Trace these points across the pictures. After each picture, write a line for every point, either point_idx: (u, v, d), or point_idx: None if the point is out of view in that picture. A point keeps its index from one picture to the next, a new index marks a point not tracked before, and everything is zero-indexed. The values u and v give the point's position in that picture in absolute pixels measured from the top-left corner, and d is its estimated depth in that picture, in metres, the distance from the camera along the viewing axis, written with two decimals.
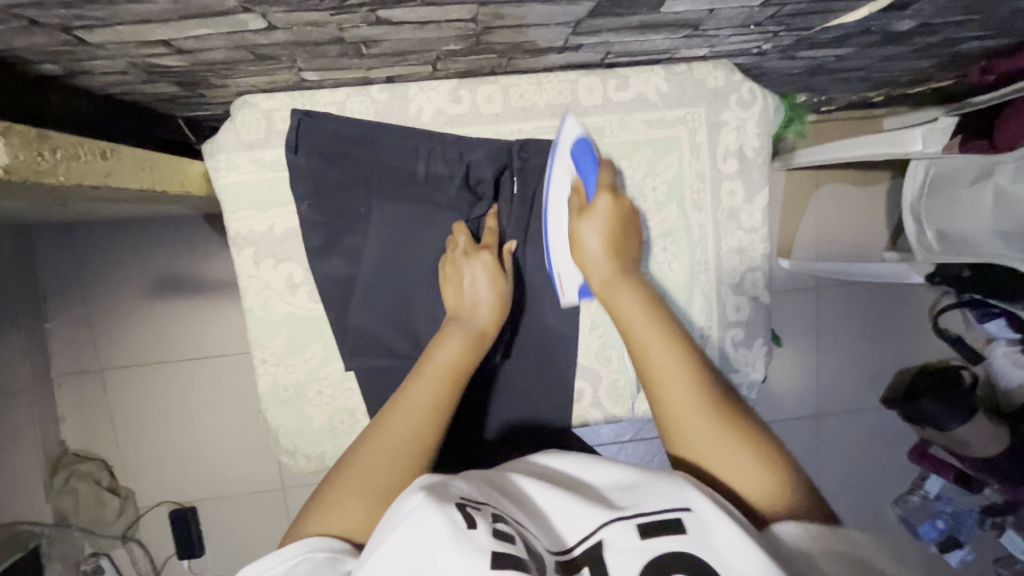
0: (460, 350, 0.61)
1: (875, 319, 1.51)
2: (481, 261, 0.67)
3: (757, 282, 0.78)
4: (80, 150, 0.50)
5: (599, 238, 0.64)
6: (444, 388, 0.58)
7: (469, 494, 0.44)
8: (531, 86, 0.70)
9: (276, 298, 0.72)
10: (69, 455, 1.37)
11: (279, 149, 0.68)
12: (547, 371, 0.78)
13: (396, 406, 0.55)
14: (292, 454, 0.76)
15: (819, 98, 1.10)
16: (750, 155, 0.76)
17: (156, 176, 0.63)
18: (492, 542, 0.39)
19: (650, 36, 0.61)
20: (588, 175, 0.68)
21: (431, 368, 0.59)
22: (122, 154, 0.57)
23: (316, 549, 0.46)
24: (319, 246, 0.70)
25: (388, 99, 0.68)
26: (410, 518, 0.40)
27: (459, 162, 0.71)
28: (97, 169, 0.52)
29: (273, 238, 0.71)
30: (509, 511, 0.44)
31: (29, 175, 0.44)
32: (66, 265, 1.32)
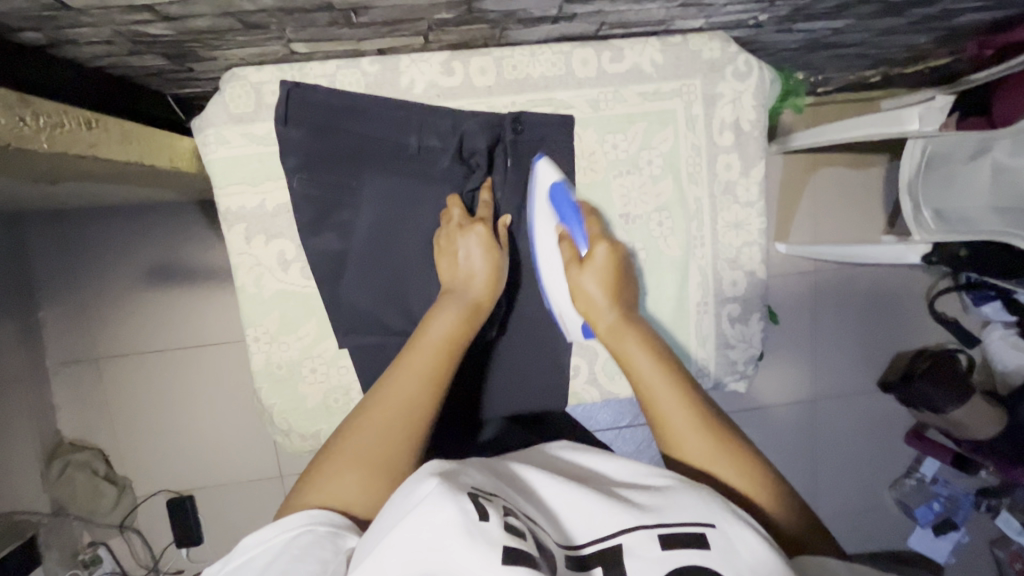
0: (457, 323, 0.61)
1: (874, 304, 1.51)
2: (474, 234, 0.67)
3: (754, 257, 0.78)
4: (65, 118, 0.49)
5: (597, 287, 0.65)
6: (440, 362, 0.57)
7: (482, 486, 0.44)
8: (524, 57, 0.69)
9: (268, 275, 0.71)
10: (65, 444, 1.37)
11: (268, 122, 0.68)
12: (544, 348, 0.78)
13: (392, 378, 0.55)
14: (286, 434, 0.76)
15: (816, 77, 1.09)
16: (747, 128, 0.75)
17: (144, 149, 0.62)
18: (504, 536, 0.39)
19: (645, 6, 0.60)
20: (575, 227, 0.69)
21: (428, 342, 0.58)
22: (107, 124, 0.56)
23: (318, 522, 0.45)
24: (310, 222, 0.69)
25: (379, 71, 0.67)
26: (422, 505, 0.40)
27: (452, 134, 0.70)
28: (83, 139, 0.51)
29: (264, 213, 0.70)
30: (520, 506, 0.44)
31: (10, 139, 0.43)
32: (60, 253, 1.31)
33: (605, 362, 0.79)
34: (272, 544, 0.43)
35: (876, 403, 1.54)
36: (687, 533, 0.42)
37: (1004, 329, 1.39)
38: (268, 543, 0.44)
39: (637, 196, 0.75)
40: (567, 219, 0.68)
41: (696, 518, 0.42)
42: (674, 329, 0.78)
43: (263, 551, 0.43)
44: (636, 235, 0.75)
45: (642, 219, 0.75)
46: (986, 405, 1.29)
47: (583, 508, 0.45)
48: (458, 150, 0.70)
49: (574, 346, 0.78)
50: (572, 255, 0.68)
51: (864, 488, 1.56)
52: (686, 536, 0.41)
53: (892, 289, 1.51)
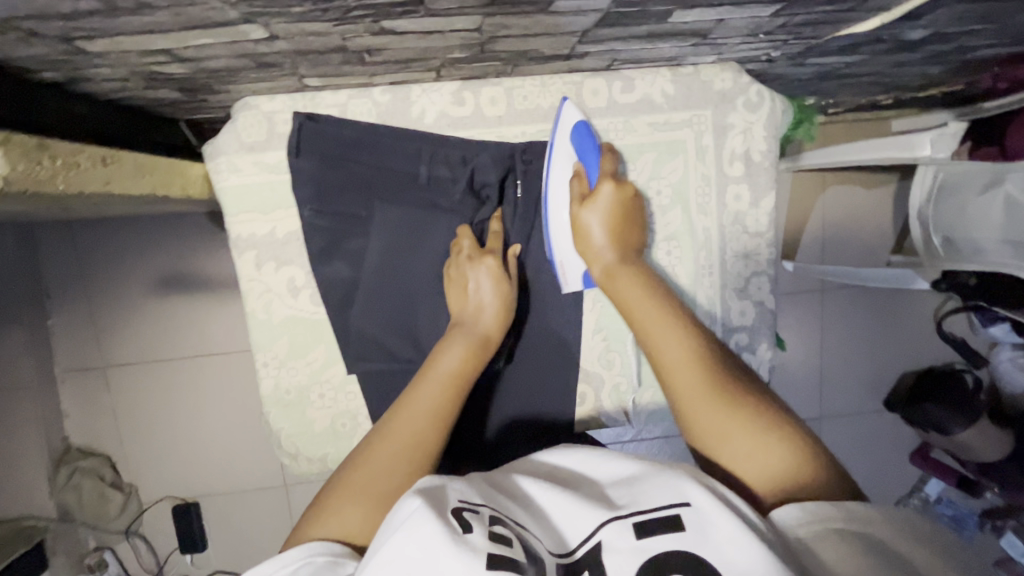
0: (464, 354, 0.61)
1: (881, 323, 1.50)
2: (484, 264, 0.67)
3: (763, 286, 0.78)
4: (79, 157, 0.50)
5: (601, 226, 0.66)
6: (449, 396, 0.58)
7: (467, 498, 0.44)
8: (536, 89, 0.69)
9: (278, 302, 0.72)
10: (73, 450, 1.39)
11: (280, 152, 0.68)
12: (550, 375, 0.78)
13: (402, 409, 0.56)
14: (294, 457, 0.76)
15: (827, 100, 1.09)
16: (757, 159, 0.75)
17: (155, 179, 0.62)
18: (489, 545, 0.40)
19: (657, 44, 0.60)
20: (591, 164, 0.69)
21: (437, 375, 0.59)
22: (121, 159, 0.57)
23: (316, 553, 0.45)
24: (320, 250, 0.70)
25: (390, 101, 0.68)
26: (407, 521, 0.41)
27: (462, 165, 0.70)
28: (96, 176, 0.52)
29: (274, 240, 0.70)
30: (510, 514, 0.44)
31: (28, 183, 0.43)
32: (70, 263, 1.32)
33: (611, 389, 0.80)
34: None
35: (881, 423, 1.53)
36: (672, 524, 0.41)
37: (1012, 351, 1.36)
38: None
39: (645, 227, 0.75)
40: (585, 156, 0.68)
41: (676, 504, 0.42)
42: None
43: None
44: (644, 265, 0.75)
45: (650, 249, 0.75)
46: (994, 429, 1.29)
47: (567, 509, 0.45)
48: (468, 180, 0.71)
49: (580, 373, 0.79)
50: (580, 192, 0.67)
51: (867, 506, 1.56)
52: (673, 527, 0.41)
53: (899, 309, 1.50)
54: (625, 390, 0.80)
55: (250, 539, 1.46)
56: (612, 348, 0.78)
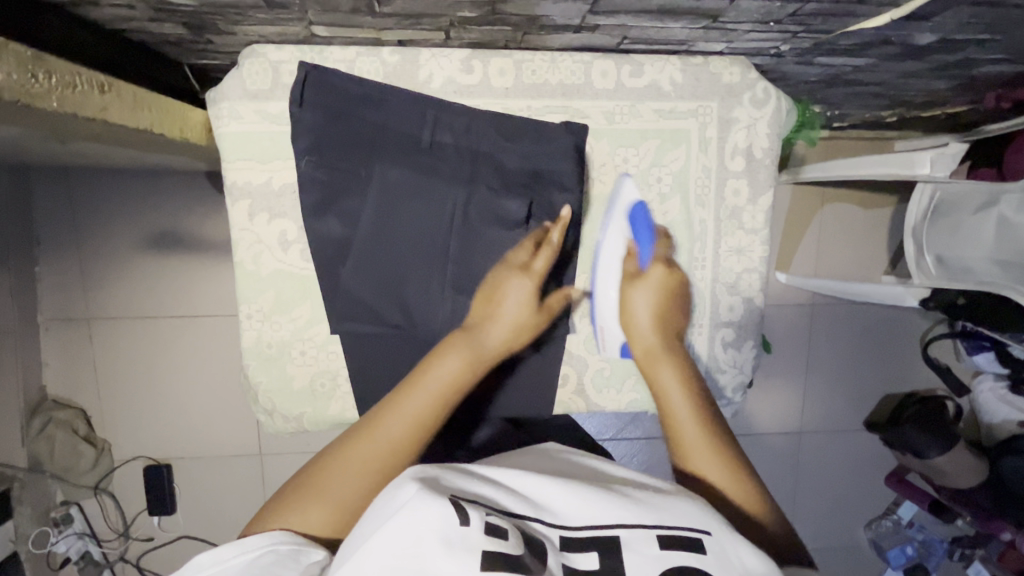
0: (458, 370, 0.56)
1: (867, 343, 1.51)
2: (523, 278, 0.63)
3: (753, 284, 0.73)
4: (76, 80, 0.49)
5: (648, 308, 0.65)
6: (435, 409, 0.54)
7: (464, 490, 0.43)
8: (544, 64, 0.66)
9: (268, 254, 0.68)
10: (48, 401, 1.40)
11: (284, 102, 0.65)
12: (544, 362, 0.73)
13: (384, 416, 0.52)
14: (270, 414, 0.72)
15: (832, 112, 1.10)
16: (759, 155, 0.71)
17: (155, 116, 0.61)
18: (484, 540, 0.38)
19: (667, 24, 0.60)
20: (644, 243, 0.68)
21: (427, 383, 0.54)
22: (121, 90, 0.55)
23: (280, 542, 0.45)
24: (315, 204, 0.65)
25: (398, 62, 0.65)
26: (403, 511, 0.40)
27: (466, 132, 0.66)
28: (94, 102, 0.51)
29: (270, 192, 0.67)
30: (504, 504, 0.43)
31: (22, 94, 0.43)
32: (64, 212, 1.33)
33: (595, 374, 0.74)
34: (232, 565, 0.43)
35: (856, 442, 1.55)
36: (695, 545, 0.41)
37: (994, 381, 1.40)
38: (226, 563, 0.43)
39: None
40: (641, 236, 0.67)
41: (698, 529, 0.42)
42: None
43: (220, 572, 0.43)
44: None
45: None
46: (970, 455, 1.29)
47: (570, 501, 0.44)
48: (477, 147, 0.66)
49: (564, 355, 0.73)
50: (631, 268, 0.67)
51: (839, 524, 1.57)
52: (694, 549, 0.41)
53: (886, 331, 1.52)
54: (609, 377, 0.74)
55: (225, 502, 1.49)
56: (599, 333, 0.73)
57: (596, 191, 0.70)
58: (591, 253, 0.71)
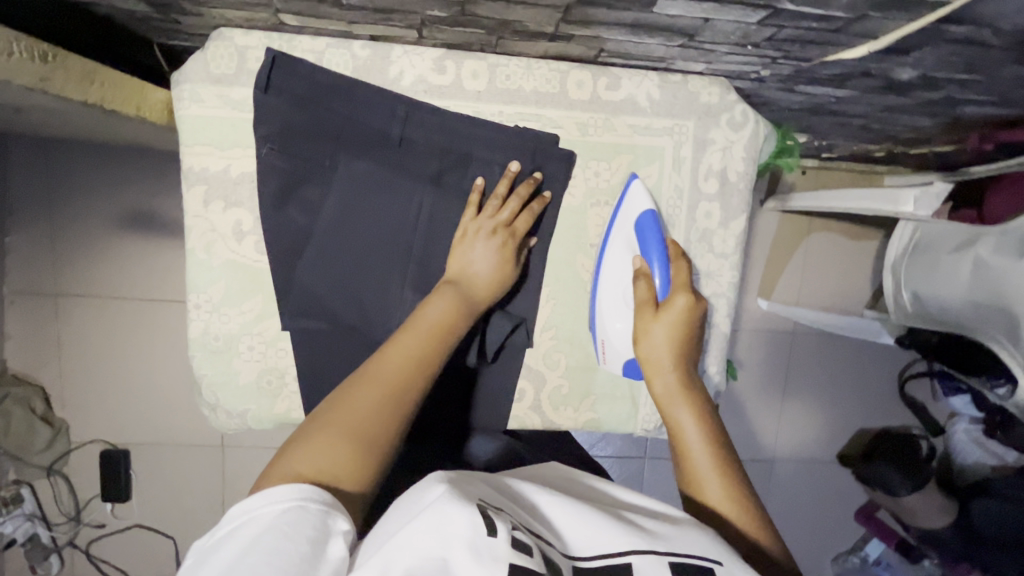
0: (448, 309, 0.57)
1: (844, 375, 1.50)
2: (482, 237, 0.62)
3: (719, 309, 0.71)
4: (12, 46, 0.47)
5: (660, 341, 0.63)
6: (430, 345, 0.55)
7: (491, 500, 0.43)
8: (519, 70, 0.64)
9: (221, 244, 0.65)
10: (9, 375, 1.37)
11: (248, 89, 0.62)
12: (502, 375, 0.70)
13: (379, 360, 0.53)
14: (213, 408, 0.69)
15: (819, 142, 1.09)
16: (733, 179, 0.69)
17: (105, 91, 0.59)
18: (511, 553, 0.38)
19: (644, 39, 0.58)
20: (658, 263, 0.66)
21: (418, 324, 0.55)
22: (67, 61, 0.53)
23: (307, 497, 0.42)
24: (273, 195, 0.62)
25: (369, 56, 0.62)
26: (431, 514, 0.40)
27: (435, 131, 0.64)
28: (32, 71, 0.49)
29: (227, 179, 0.63)
30: (529, 522, 0.43)
31: None
32: (39, 184, 1.31)
33: (552, 392, 0.71)
34: (258, 517, 0.40)
35: (827, 475, 1.54)
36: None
37: (968, 424, 1.38)
38: (252, 514, 0.41)
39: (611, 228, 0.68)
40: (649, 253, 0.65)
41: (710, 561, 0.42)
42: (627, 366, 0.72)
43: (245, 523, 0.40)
44: None
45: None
46: (939, 496, 1.27)
47: (585, 526, 0.44)
48: (447, 148, 0.64)
49: (522, 368, 0.70)
50: (647, 297, 0.65)
51: (806, 556, 1.55)
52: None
53: (863, 366, 1.50)
54: (567, 395, 0.72)
55: (184, 491, 1.46)
56: (560, 348, 0.70)
57: (567, 204, 0.67)
58: (560, 265, 0.69)
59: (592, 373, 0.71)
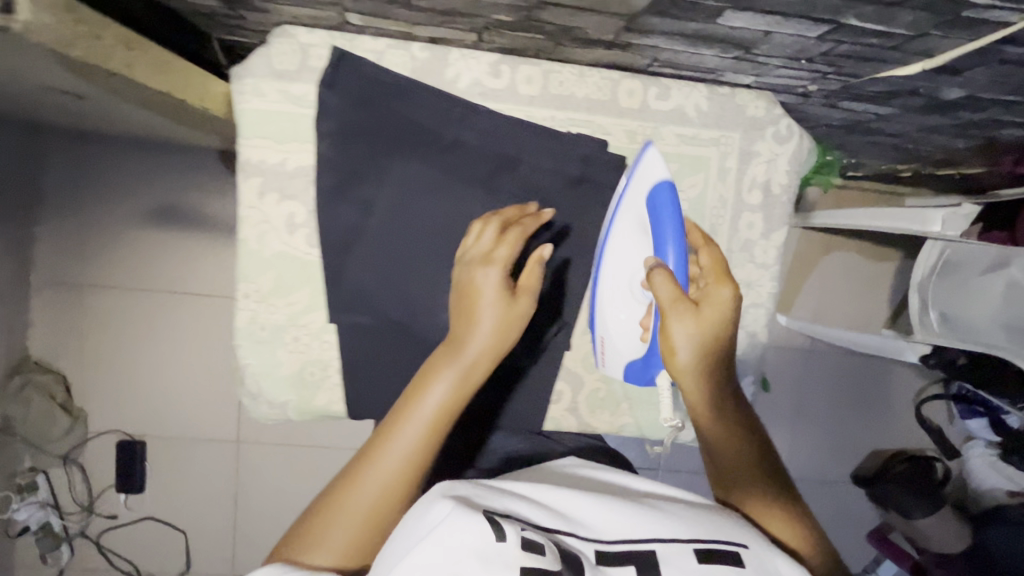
0: (451, 390, 0.50)
1: (852, 392, 1.52)
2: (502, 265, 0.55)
3: (758, 319, 0.72)
4: (103, 33, 0.51)
5: (691, 345, 0.55)
6: (430, 439, 0.48)
7: (495, 505, 0.41)
8: (572, 76, 0.66)
9: (273, 235, 0.66)
10: (30, 362, 1.37)
11: (309, 85, 0.63)
12: (541, 375, 0.71)
13: (371, 459, 0.47)
14: (254, 399, 0.69)
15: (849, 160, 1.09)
16: (776, 192, 0.70)
17: (176, 83, 0.63)
18: (524, 558, 0.37)
19: (700, 50, 0.60)
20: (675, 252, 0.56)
21: (420, 408, 0.49)
22: (148, 51, 0.58)
23: None
24: (330, 188, 0.64)
25: (427, 58, 0.64)
26: (434, 529, 0.38)
27: (489, 134, 0.65)
28: (118, 58, 0.54)
29: (283, 172, 0.65)
30: (537, 519, 0.41)
31: (48, 35, 0.45)
32: (68, 175, 1.33)
33: (590, 394, 0.73)
34: None
35: (842, 494, 1.53)
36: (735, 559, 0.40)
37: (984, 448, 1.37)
38: None
39: None
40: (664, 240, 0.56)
41: (733, 544, 0.41)
42: None
43: None
44: None
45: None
46: (953, 521, 1.27)
47: (601, 519, 0.42)
48: (500, 151, 0.65)
49: (561, 368, 0.72)
50: (671, 292, 0.54)
51: None
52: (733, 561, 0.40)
53: (874, 386, 1.53)
54: (604, 398, 0.73)
55: (197, 485, 1.46)
56: None
57: (614, 210, 0.68)
58: None
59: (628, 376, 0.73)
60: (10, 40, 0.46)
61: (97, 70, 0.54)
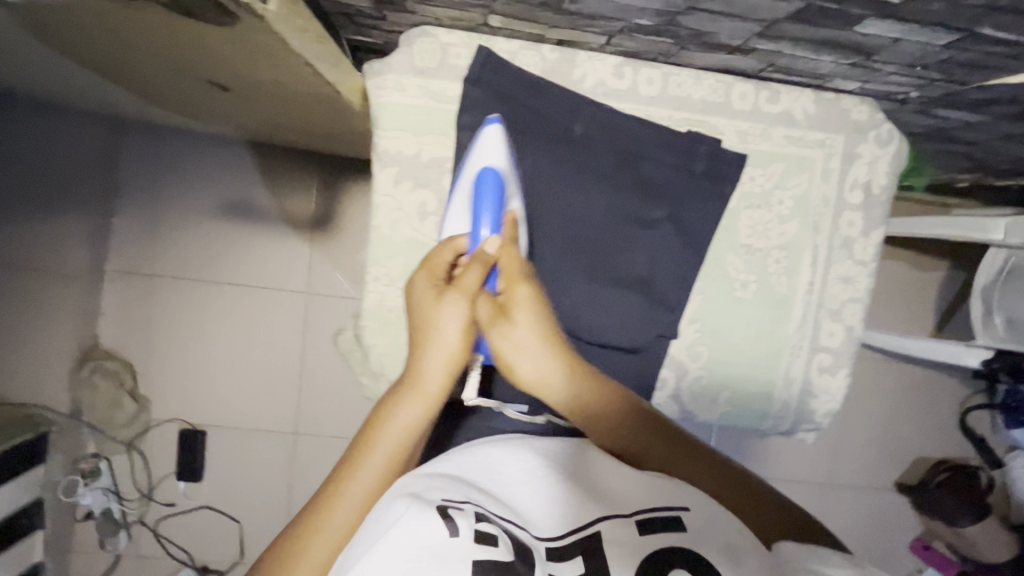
0: (414, 418, 0.57)
1: (915, 402, 1.50)
2: (449, 301, 0.58)
3: (856, 313, 0.76)
4: (308, 24, 0.52)
5: (534, 357, 0.61)
6: (400, 454, 0.56)
7: (450, 498, 0.48)
8: (690, 79, 0.70)
9: (405, 222, 0.70)
10: (99, 350, 1.40)
11: (447, 82, 0.69)
12: (650, 365, 0.73)
13: (348, 481, 0.54)
14: (376, 377, 0.73)
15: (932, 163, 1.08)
16: (876, 192, 0.74)
17: (342, 81, 0.63)
18: (479, 543, 0.44)
19: (821, 56, 0.64)
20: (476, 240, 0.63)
21: (392, 431, 0.57)
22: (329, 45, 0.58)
23: None
24: (464, 178, 0.69)
25: (557, 59, 0.69)
26: (397, 530, 0.44)
27: (613, 131, 0.69)
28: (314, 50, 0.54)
29: (417, 163, 0.70)
30: (488, 508, 0.49)
31: (278, 25, 0.45)
32: (146, 167, 1.37)
33: (691, 382, 0.75)
34: None
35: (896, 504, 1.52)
36: (671, 528, 0.50)
37: None
38: None
39: (761, 229, 0.73)
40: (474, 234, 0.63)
41: (669, 515, 0.51)
42: (764, 363, 0.75)
43: None
44: (751, 266, 0.73)
45: (761, 252, 0.73)
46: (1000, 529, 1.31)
47: (542, 514, 0.51)
48: (622, 147, 0.70)
49: (666, 357, 0.74)
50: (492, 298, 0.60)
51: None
52: (673, 530, 0.50)
53: (927, 396, 1.50)
54: (706, 386, 0.75)
55: (252, 479, 1.45)
56: (703, 341, 0.74)
57: (724, 205, 0.72)
58: (717, 262, 0.73)
59: (732, 367, 0.75)
60: (215, 38, 0.47)
61: (292, 65, 0.54)
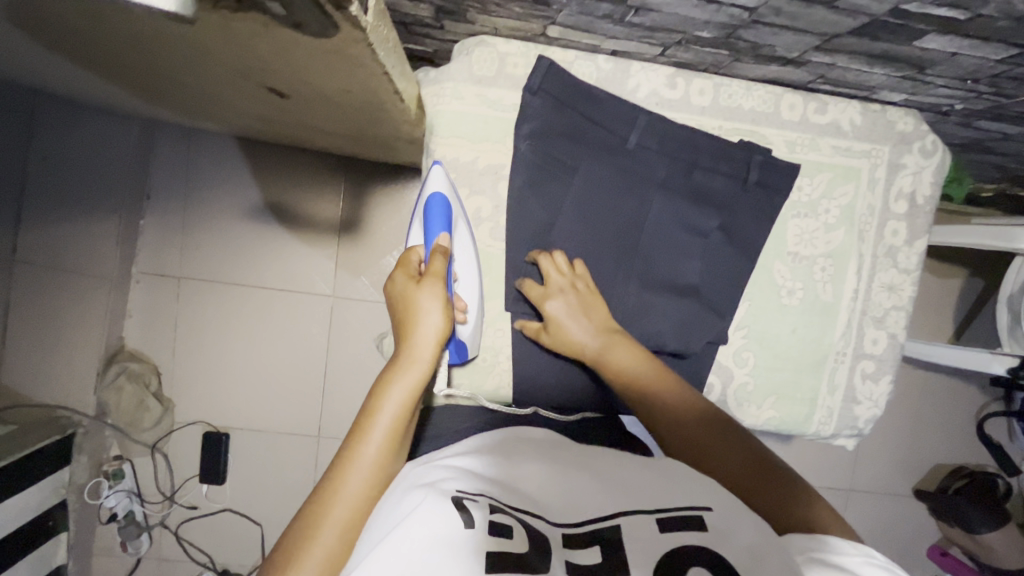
0: (409, 395, 0.58)
1: (942, 411, 1.49)
2: (426, 287, 0.62)
3: (899, 321, 0.77)
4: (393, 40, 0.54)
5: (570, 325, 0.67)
6: (404, 420, 0.57)
7: (468, 489, 0.49)
8: (740, 90, 0.72)
9: None
10: (124, 352, 1.35)
11: (504, 90, 0.71)
12: (698, 370, 0.74)
13: (348, 461, 0.54)
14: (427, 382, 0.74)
15: (962, 173, 1.08)
16: (920, 202, 0.75)
17: (411, 92, 0.65)
18: (489, 539, 0.43)
19: (872, 70, 0.65)
20: (433, 238, 0.66)
21: (386, 407, 0.57)
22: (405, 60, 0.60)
23: None
24: (521, 185, 0.70)
25: (611, 69, 0.71)
26: (411, 516, 0.45)
27: (666, 140, 0.71)
28: (394, 64, 0.56)
29: (473, 169, 0.72)
30: (505, 501, 0.48)
31: (373, 38, 0.47)
32: (176, 165, 1.33)
33: (738, 389, 0.75)
34: None
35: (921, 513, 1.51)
36: (697, 523, 0.46)
37: None
38: None
39: (808, 238, 0.74)
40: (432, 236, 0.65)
41: (699, 510, 0.48)
42: (811, 370, 0.76)
43: None
44: (798, 274, 0.74)
45: (808, 261, 0.74)
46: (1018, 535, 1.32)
47: (564, 507, 0.50)
48: (676, 155, 0.71)
49: (714, 364, 0.74)
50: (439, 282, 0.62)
51: None
52: (697, 527, 0.46)
53: (955, 404, 1.49)
54: (752, 393, 0.75)
55: (269, 488, 1.39)
56: (750, 348, 0.75)
57: (773, 215, 0.73)
58: (765, 270, 0.74)
59: (779, 372, 0.75)
60: (310, 51, 0.48)
61: (374, 77, 0.55)
